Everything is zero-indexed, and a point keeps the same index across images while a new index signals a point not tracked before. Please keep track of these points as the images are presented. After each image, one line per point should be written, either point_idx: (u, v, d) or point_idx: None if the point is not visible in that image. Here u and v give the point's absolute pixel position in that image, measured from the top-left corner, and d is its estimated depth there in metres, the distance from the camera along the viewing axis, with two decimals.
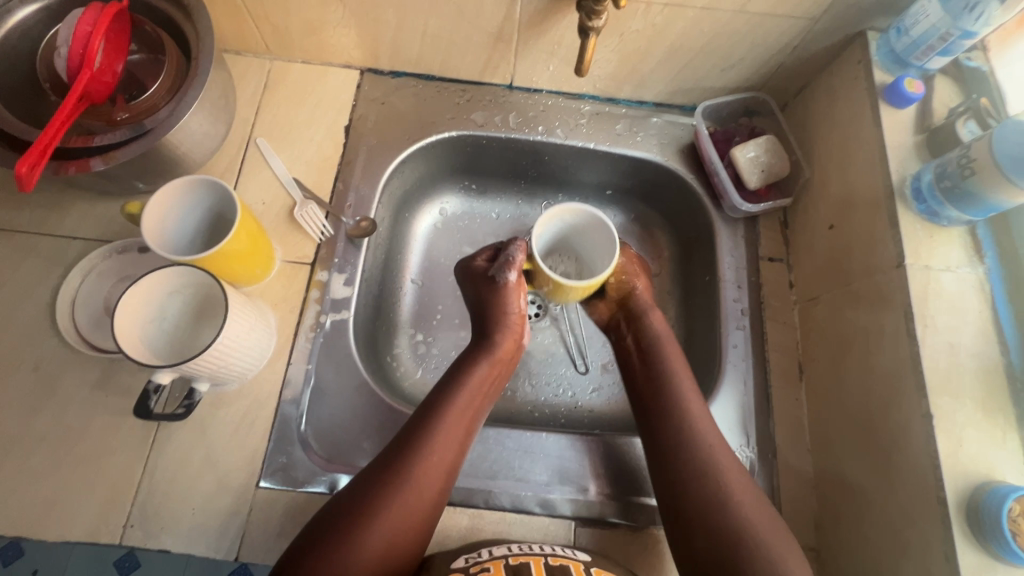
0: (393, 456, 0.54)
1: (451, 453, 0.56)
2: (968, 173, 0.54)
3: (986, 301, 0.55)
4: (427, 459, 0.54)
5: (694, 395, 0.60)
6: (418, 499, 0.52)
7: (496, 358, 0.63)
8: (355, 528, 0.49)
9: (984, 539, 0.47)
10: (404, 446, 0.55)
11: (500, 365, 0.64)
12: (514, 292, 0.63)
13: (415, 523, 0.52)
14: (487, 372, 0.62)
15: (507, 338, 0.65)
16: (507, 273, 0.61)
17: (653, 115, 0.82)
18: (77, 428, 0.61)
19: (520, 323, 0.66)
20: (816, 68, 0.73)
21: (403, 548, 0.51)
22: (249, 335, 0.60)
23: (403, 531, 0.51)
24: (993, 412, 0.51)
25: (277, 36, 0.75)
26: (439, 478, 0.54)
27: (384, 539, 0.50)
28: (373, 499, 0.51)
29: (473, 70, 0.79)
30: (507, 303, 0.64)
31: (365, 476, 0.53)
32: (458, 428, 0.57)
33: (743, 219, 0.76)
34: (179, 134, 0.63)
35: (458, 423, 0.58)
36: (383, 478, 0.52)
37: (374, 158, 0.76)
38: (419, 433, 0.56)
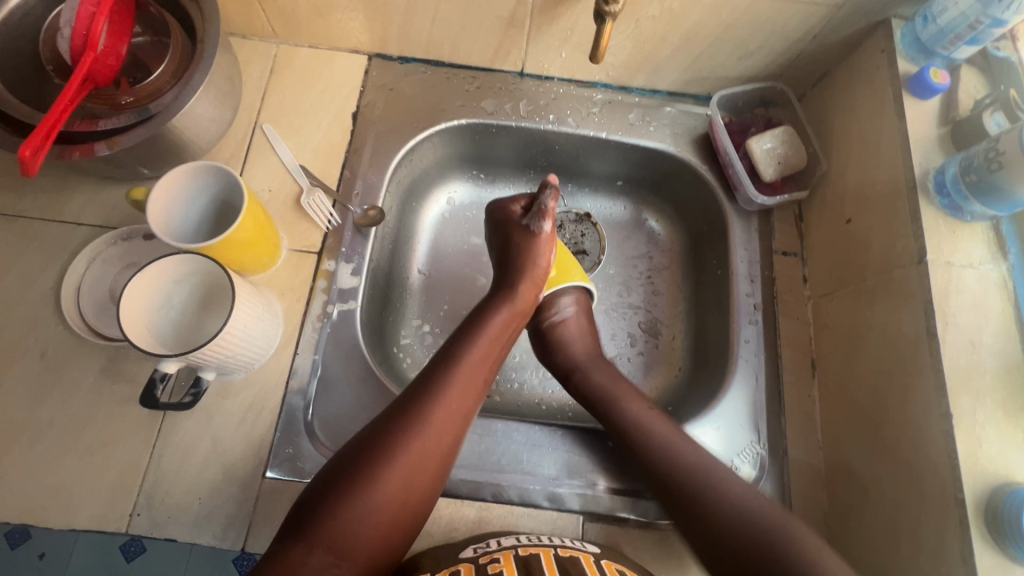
0: (412, 396, 0.54)
1: (468, 393, 0.56)
2: (996, 167, 0.52)
3: (1010, 299, 0.54)
4: (446, 398, 0.54)
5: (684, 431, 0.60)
6: (438, 435, 0.53)
7: (518, 306, 0.64)
8: (376, 463, 0.49)
9: (1002, 542, 0.46)
10: (421, 387, 0.55)
11: (519, 314, 0.64)
12: (545, 244, 0.66)
13: (427, 474, 0.52)
14: (507, 318, 0.63)
15: (528, 289, 0.65)
16: (541, 222, 0.65)
17: (667, 104, 0.80)
18: (83, 415, 0.60)
19: (541, 279, 0.66)
20: (837, 57, 0.71)
21: (422, 483, 0.51)
22: (255, 325, 0.59)
23: (416, 481, 0.51)
24: (1013, 412, 0.50)
25: (284, 20, 0.73)
26: (455, 421, 0.54)
27: (404, 472, 0.50)
28: (391, 435, 0.51)
29: (483, 56, 0.77)
30: (533, 255, 0.66)
31: (382, 417, 0.53)
32: (472, 382, 0.57)
33: (757, 212, 0.75)
34: (185, 119, 0.62)
35: (477, 365, 0.58)
36: (399, 420, 0.52)
37: (382, 146, 0.75)
38: (432, 384, 0.55)
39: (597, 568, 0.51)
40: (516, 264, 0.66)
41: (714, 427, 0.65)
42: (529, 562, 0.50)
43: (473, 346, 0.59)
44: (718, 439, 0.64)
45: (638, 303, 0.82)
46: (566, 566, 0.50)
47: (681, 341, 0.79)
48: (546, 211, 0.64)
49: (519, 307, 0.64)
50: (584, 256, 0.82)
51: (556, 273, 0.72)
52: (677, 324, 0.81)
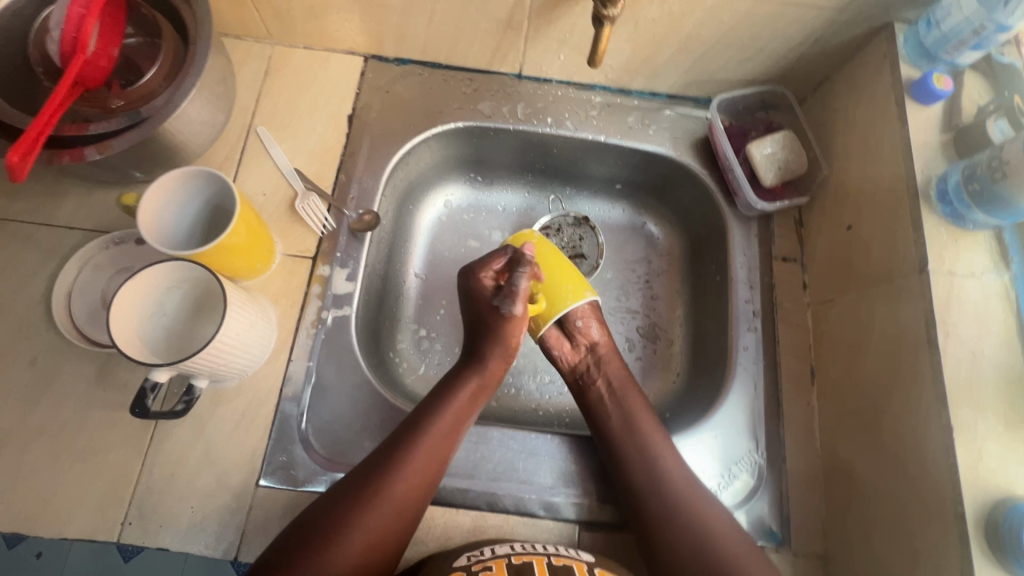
0: (369, 476, 0.53)
1: (426, 474, 0.55)
2: (999, 176, 0.52)
3: (1012, 309, 0.53)
4: (400, 481, 0.53)
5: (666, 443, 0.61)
6: (389, 519, 0.52)
7: (485, 380, 0.62)
8: (326, 544, 0.49)
9: (1002, 557, 0.45)
10: (377, 468, 0.53)
11: (484, 385, 0.62)
12: (518, 324, 0.62)
13: (378, 551, 0.51)
14: (472, 390, 0.61)
15: (498, 364, 0.63)
16: (512, 306, 0.61)
17: (666, 107, 0.79)
18: (74, 422, 0.60)
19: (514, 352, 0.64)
20: (838, 61, 0.70)
21: (369, 569, 0.50)
22: (249, 332, 0.59)
23: (367, 559, 0.50)
24: (1014, 425, 0.49)
25: (278, 20, 0.72)
26: (414, 497, 0.54)
27: (349, 559, 0.49)
28: (340, 521, 0.50)
29: (480, 58, 0.76)
30: (502, 325, 0.62)
31: (336, 494, 0.52)
32: (434, 456, 0.56)
33: (757, 217, 0.74)
34: (177, 122, 0.61)
35: (437, 446, 0.56)
36: (356, 496, 0.52)
37: (378, 149, 0.74)
38: (396, 456, 0.54)
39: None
40: (485, 335, 0.63)
41: (712, 434, 0.64)
42: (521, 572, 0.49)
43: (438, 417, 0.58)
44: (716, 446, 0.64)
45: (636, 307, 0.81)
46: None
47: (679, 347, 0.79)
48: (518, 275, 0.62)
49: (485, 378, 0.62)
50: (582, 259, 0.81)
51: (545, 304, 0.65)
52: (675, 329, 0.80)
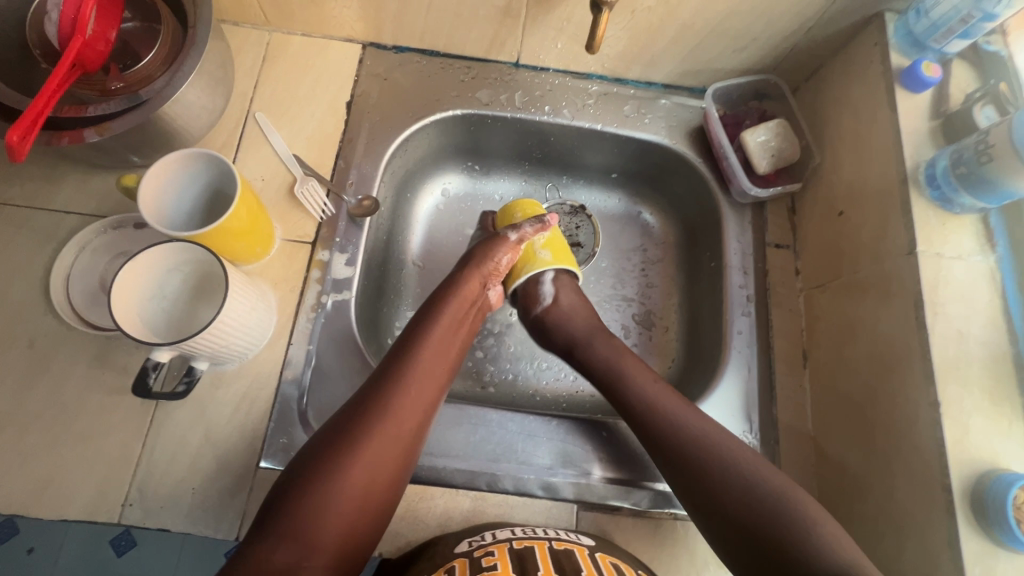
0: (362, 405, 0.52)
1: (424, 398, 0.55)
2: (986, 159, 0.53)
3: (997, 291, 0.55)
4: (398, 407, 0.52)
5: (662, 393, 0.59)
6: (392, 443, 0.51)
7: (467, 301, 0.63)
8: (329, 474, 0.47)
9: (987, 527, 0.47)
10: (371, 397, 0.53)
11: (463, 317, 0.63)
12: (503, 251, 0.66)
13: (390, 465, 0.50)
14: (451, 323, 0.61)
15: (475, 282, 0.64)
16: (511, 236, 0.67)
17: (662, 96, 0.80)
18: (74, 405, 0.60)
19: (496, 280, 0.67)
20: (830, 51, 0.72)
21: (377, 495, 0.49)
22: (249, 314, 0.59)
23: (378, 475, 0.49)
24: (999, 401, 0.51)
25: (277, 7, 0.72)
26: (415, 410, 0.54)
27: (357, 484, 0.48)
28: (339, 447, 0.49)
29: (478, 46, 0.77)
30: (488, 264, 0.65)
31: (325, 430, 0.50)
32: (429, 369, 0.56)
33: (750, 205, 0.75)
34: (176, 106, 0.61)
35: (429, 372, 0.56)
36: (355, 415, 0.51)
37: (376, 136, 0.74)
38: (389, 374, 0.54)
39: (592, 561, 0.51)
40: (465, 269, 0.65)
41: (707, 416, 0.66)
42: (523, 556, 0.50)
43: (427, 337, 0.58)
44: None
45: (632, 295, 0.82)
46: (560, 560, 0.50)
47: (674, 333, 0.80)
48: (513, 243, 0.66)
49: (463, 310, 0.63)
50: (578, 248, 0.81)
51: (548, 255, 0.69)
52: (670, 316, 0.81)
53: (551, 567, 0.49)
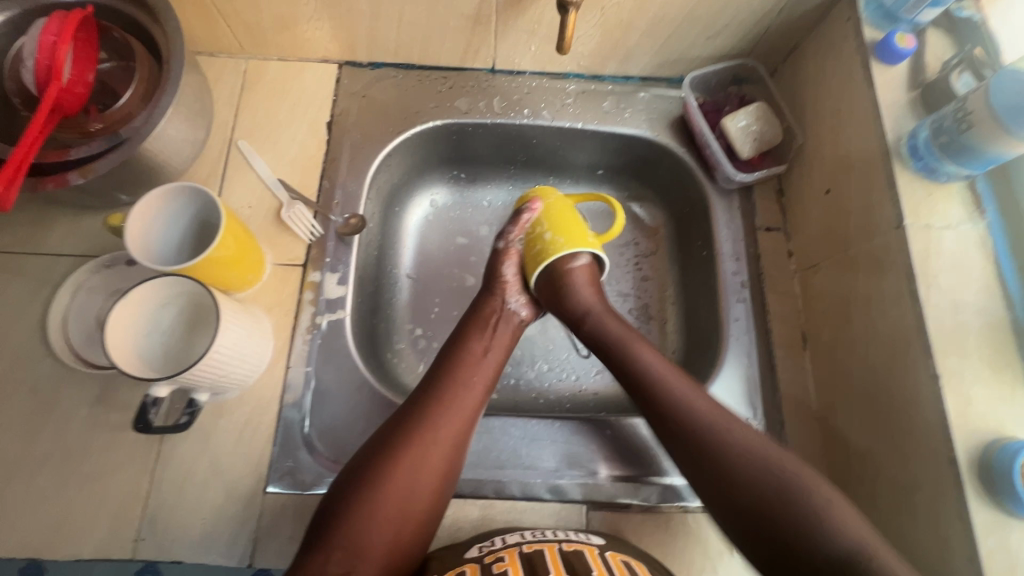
0: (401, 422, 0.54)
1: (462, 413, 0.56)
2: (965, 126, 0.52)
3: (990, 257, 0.54)
4: (437, 421, 0.55)
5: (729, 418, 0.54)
6: (433, 455, 0.53)
7: (493, 315, 0.65)
8: (372, 486, 0.50)
9: (996, 496, 0.46)
10: (410, 412, 0.55)
11: (494, 331, 0.64)
12: (506, 258, 0.69)
13: (434, 475, 0.52)
14: (483, 339, 0.63)
15: (500, 300, 0.67)
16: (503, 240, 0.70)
17: (640, 90, 0.80)
18: (79, 445, 0.60)
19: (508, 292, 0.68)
20: (805, 30, 0.71)
21: (419, 508, 0.51)
22: (245, 341, 0.60)
23: (422, 485, 0.52)
24: (1000, 367, 0.50)
25: (250, 34, 0.73)
26: (457, 423, 0.55)
27: (398, 494, 0.50)
28: (383, 457, 0.52)
29: (452, 56, 0.77)
30: (501, 279, 0.68)
31: (367, 448, 0.53)
32: (468, 386, 0.58)
33: (737, 190, 0.75)
34: (157, 141, 0.62)
35: (463, 387, 0.58)
36: (402, 426, 0.54)
37: (358, 152, 0.75)
38: (430, 391, 0.57)
39: (602, 561, 0.51)
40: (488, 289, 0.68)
41: None
42: (533, 560, 0.50)
43: (464, 351, 0.61)
44: None
45: (627, 290, 0.82)
46: (570, 562, 0.50)
47: (672, 325, 0.80)
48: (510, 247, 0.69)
49: (491, 325, 0.64)
50: None
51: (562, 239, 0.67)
52: (667, 308, 0.81)
53: (562, 570, 0.49)
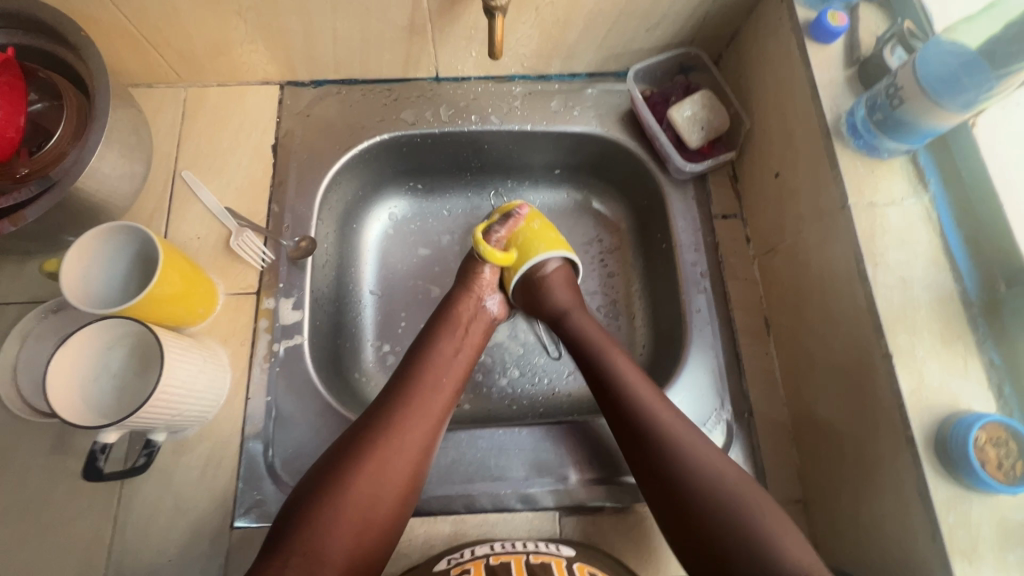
0: (366, 426, 0.54)
1: (430, 416, 0.56)
2: (897, 102, 0.51)
3: (936, 231, 0.53)
4: (404, 425, 0.54)
5: (679, 424, 0.55)
6: (399, 458, 0.53)
7: (462, 314, 0.65)
8: (333, 493, 0.49)
9: (954, 472, 0.45)
10: (376, 415, 0.55)
11: (464, 331, 0.64)
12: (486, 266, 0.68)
13: (399, 479, 0.52)
14: (452, 340, 0.63)
15: (469, 299, 0.66)
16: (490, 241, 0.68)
17: (588, 86, 0.79)
18: (38, 496, 0.59)
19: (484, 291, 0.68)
20: (743, 14, 0.71)
21: (385, 513, 0.51)
22: (199, 376, 0.59)
23: (386, 491, 0.51)
24: (952, 341, 0.50)
25: (185, 61, 0.72)
26: (425, 426, 0.55)
27: (363, 500, 0.50)
28: (346, 462, 0.51)
29: (394, 67, 0.76)
30: (478, 278, 0.68)
31: (331, 453, 0.53)
32: (436, 388, 0.58)
33: (691, 179, 0.75)
34: (92, 180, 0.60)
35: (432, 389, 0.58)
36: (367, 429, 0.53)
37: (306, 173, 0.74)
38: (398, 394, 0.57)
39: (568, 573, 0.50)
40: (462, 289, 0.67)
41: (678, 400, 0.65)
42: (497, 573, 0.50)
43: (433, 351, 0.61)
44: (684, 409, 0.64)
45: (593, 289, 0.82)
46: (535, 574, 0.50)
47: (640, 320, 0.79)
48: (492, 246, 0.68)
49: (460, 325, 0.64)
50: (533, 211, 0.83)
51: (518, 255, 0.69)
52: (634, 303, 0.80)
53: None
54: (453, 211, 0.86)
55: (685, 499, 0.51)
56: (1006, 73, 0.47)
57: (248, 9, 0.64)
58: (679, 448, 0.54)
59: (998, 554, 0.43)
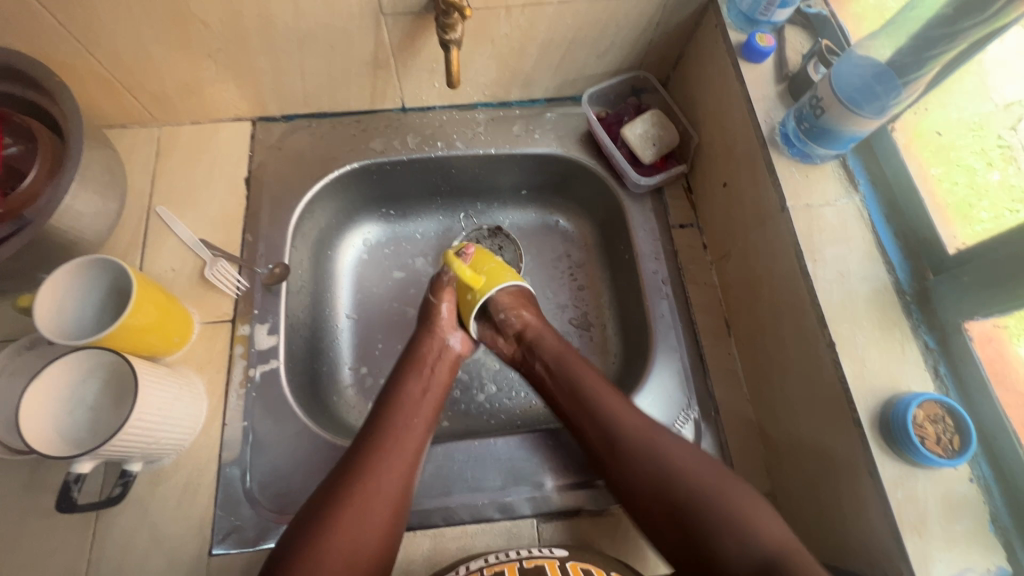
0: (341, 477, 0.54)
1: (404, 459, 0.57)
2: (820, 112, 0.56)
3: (868, 227, 0.58)
4: (379, 472, 0.55)
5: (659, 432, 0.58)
6: (377, 506, 0.53)
7: (426, 358, 0.66)
8: (313, 550, 0.49)
9: (899, 449, 0.48)
10: (349, 467, 0.55)
11: (430, 372, 0.65)
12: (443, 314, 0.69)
13: (379, 527, 0.53)
14: (420, 383, 0.64)
15: (433, 340, 0.68)
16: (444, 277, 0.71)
17: (547, 110, 0.84)
18: (9, 536, 0.58)
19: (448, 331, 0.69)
20: (684, 39, 0.77)
21: (365, 563, 0.51)
22: (175, 405, 0.59)
23: (368, 539, 0.52)
24: (889, 327, 0.53)
25: (158, 102, 0.75)
26: (400, 470, 0.56)
27: (341, 552, 0.50)
28: (324, 518, 0.51)
29: (361, 100, 0.80)
30: (440, 318, 0.69)
31: (306, 509, 0.52)
32: (408, 433, 0.59)
33: (648, 193, 0.79)
34: (66, 217, 0.62)
35: (404, 434, 0.59)
36: (342, 480, 0.54)
37: (279, 203, 0.76)
38: (368, 443, 0.57)
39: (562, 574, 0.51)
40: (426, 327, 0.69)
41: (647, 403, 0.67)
42: None
43: (402, 399, 0.62)
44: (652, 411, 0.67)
45: (565, 301, 0.85)
46: None
47: (611, 329, 0.82)
48: (444, 286, 0.70)
49: (427, 366, 0.65)
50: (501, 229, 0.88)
51: (486, 278, 0.71)
52: (604, 314, 0.83)
53: None
54: (424, 234, 0.89)
55: (683, 498, 0.53)
56: (911, 80, 0.52)
57: (219, 50, 0.68)
58: (667, 450, 0.56)
59: (944, 525, 0.46)
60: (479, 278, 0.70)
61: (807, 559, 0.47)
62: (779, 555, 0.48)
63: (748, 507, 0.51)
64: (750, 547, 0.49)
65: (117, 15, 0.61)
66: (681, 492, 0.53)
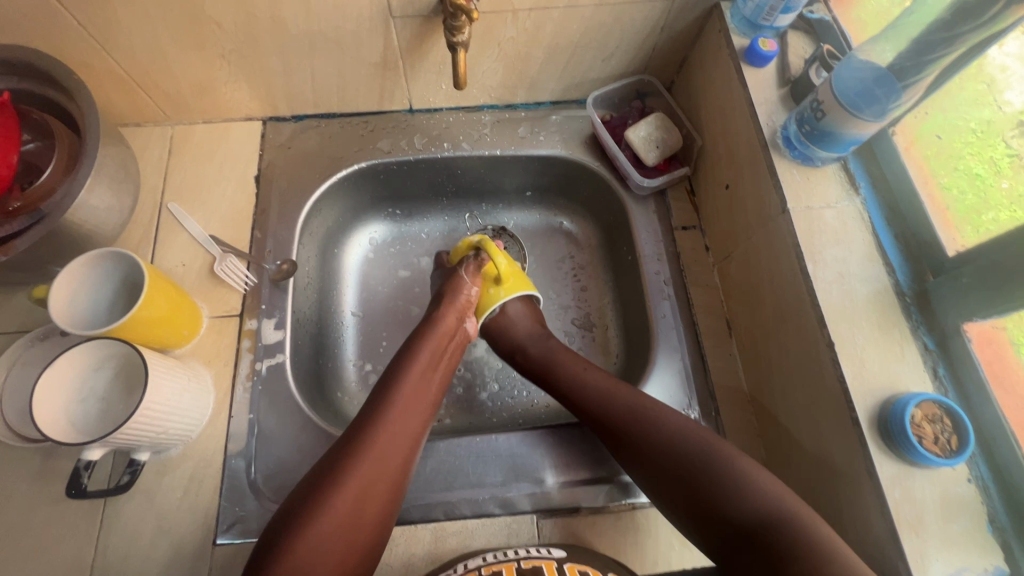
0: (350, 445, 0.55)
1: (407, 433, 0.58)
2: (820, 114, 0.56)
3: (868, 230, 0.58)
4: (385, 442, 0.56)
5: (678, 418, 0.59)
6: (381, 476, 0.54)
7: (441, 335, 0.67)
8: (316, 514, 0.50)
9: (897, 449, 0.49)
10: (358, 435, 0.56)
11: (444, 350, 0.67)
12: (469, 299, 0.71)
13: (379, 498, 0.54)
14: (432, 359, 0.65)
15: (450, 317, 0.69)
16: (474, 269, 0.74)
17: (552, 113, 0.85)
18: (19, 522, 0.60)
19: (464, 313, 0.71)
20: (688, 43, 0.78)
21: (365, 531, 0.52)
22: (183, 397, 0.60)
23: (368, 508, 0.53)
24: (889, 328, 0.54)
25: (171, 101, 0.77)
26: (403, 444, 0.57)
27: (345, 518, 0.51)
28: (331, 483, 0.52)
29: (370, 101, 0.81)
30: (459, 300, 0.71)
31: (312, 475, 0.53)
32: (414, 407, 0.60)
33: (651, 195, 0.80)
34: (80, 212, 0.63)
35: (411, 408, 0.60)
36: (351, 448, 0.55)
37: (288, 200, 0.78)
38: (379, 413, 0.58)
39: None
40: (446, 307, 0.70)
41: None
42: None
43: (413, 371, 0.63)
44: None
45: (568, 302, 0.86)
46: None
47: (613, 329, 0.83)
48: (472, 274, 0.73)
49: (443, 344, 0.67)
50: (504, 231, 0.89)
51: (513, 278, 0.75)
52: (607, 314, 0.84)
53: None
54: (429, 234, 0.90)
55: (696, 484, 0.53)
56: (911, 83, 0.53)
57: (232, 50, 0.69)
58: (686, 438, 0.57)
59: (941, 524, 0.47)
60: (509, 275, 0.74)
61: (801, 515, 0.49)
62: (775, 515, 0.49)
63: (746, 463, 0.53)
64: (751, 499, 0.51)
65: (134, 16, 0.63)
66: (700, 477, 0.54)
